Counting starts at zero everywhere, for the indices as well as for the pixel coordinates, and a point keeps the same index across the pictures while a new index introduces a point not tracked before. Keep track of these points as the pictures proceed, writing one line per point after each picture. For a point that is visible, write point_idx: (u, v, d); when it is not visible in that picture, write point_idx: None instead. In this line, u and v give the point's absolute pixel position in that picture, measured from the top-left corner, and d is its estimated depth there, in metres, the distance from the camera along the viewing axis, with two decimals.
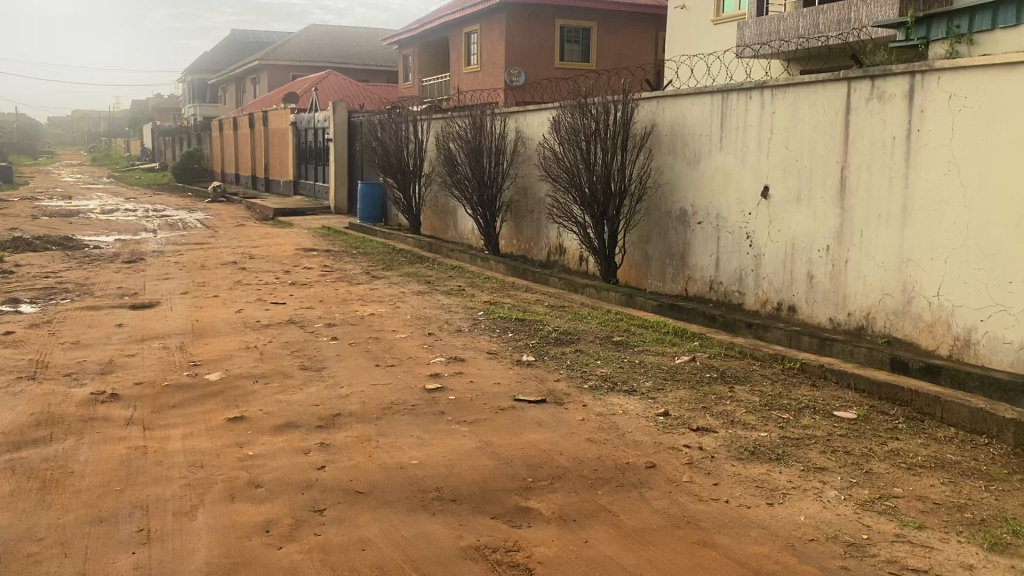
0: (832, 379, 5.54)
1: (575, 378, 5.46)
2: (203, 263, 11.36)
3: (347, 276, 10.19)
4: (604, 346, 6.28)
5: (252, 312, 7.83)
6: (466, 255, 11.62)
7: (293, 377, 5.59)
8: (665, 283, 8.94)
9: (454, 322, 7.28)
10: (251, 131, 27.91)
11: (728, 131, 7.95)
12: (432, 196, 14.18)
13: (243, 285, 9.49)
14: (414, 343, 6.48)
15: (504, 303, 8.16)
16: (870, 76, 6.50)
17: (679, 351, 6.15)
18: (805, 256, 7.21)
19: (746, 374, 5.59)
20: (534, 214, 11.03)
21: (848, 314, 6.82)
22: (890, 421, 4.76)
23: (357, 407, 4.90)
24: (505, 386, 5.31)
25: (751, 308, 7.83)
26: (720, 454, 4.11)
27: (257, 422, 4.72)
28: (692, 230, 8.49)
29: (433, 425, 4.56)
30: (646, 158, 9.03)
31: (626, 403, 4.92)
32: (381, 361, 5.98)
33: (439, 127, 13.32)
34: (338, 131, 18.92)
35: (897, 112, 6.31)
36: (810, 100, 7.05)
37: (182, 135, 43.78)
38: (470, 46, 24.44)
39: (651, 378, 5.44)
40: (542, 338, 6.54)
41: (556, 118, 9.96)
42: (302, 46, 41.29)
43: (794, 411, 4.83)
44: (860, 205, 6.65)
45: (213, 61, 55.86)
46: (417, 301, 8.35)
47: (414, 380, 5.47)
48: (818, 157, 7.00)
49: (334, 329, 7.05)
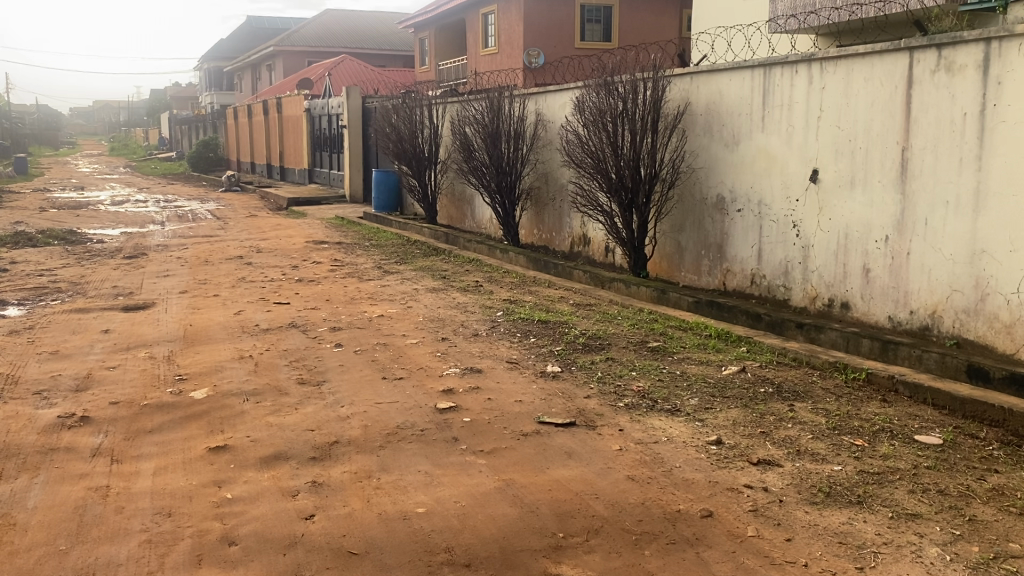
0: (906, 394, 4.80)
1: (608, 395, 4.76)
2: (207, 258, 10.76)
3: (358, 271, 9.57)
4: (640, 354, 5.57)
5: (252, 314, 7.20)
6: (484, 246, 10.94)
7: (287, 394, 4.93)
8: (701, 277, 8.22)
9: (471, 324, 6.59)
10: (265, 119, 27.33)
11: (770, 110, 7.20)
12: (448, 184, 13.49)
13: (246, 283, 8.86)
14: (426, 350, 5.82)
15: (525, 302, 7.47)
16: (936, 45, 5.74)
17: (725, 360, 5.44)
18: (859, 247, 6.46)
19: (805, 387, 4.88)
20: (556, 202, 10.31)
21: (910, 312, 6.08)
22: (983, 448, 4.03)
23: (357, 433, 4.24)
24: (529, 404, 4.62)
25: (799, 304, 7.09)
26: (789, 497, 3.41)
27: (243, 453, 4.06)
28: (730, 219, 7.75)
29: (444, 457, 3.89)
30: (679, 140, 8.28)
31: (670, 427, 4.23)
32: (388, 373, 5.31)
33: (455, 111, 12.62)
34: (352, 117, 18.23)
35: (969, 85, 5.54)
36: (865, 73, 6.28)
37: (199, 123, 43.31)
38: (487, 28, 23.67)
39: (696, 394, 4.73)
40: (568, 343, 5.85)
41: (580, 98, 9.24)
42: (317, 31, 40.68)
43: (867, 436, 4.11)
44: (925, 190, 5.89)
45: (229, 49, 55.42)
46: (431, 300, 7.67)
47: (425, 397, 4.79)
48: (875, 136, 6.24)
49: (339, 333, 6.38)
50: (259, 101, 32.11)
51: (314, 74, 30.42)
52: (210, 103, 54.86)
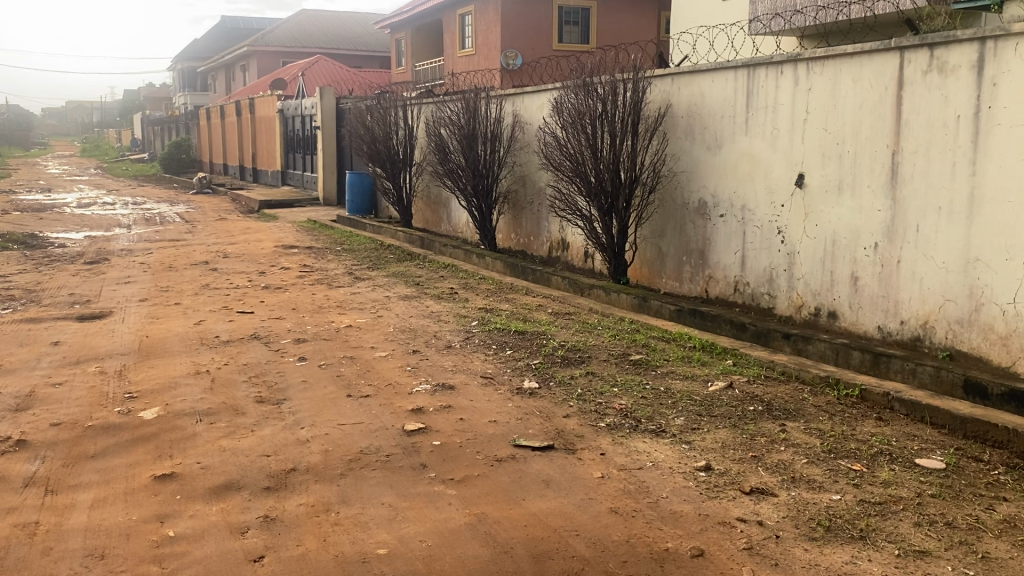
0: (902, 412, 4.55)
1: (589, 414, 4.46)
2: (172, 263, 10.37)
3: (328, 277, 9.22)
4: (622, 368, 5.27)
5: (214, 324, 6.83)
6: (460, 251, 10.60)
7: (244, 415, 4.59)
8: (683, 284, 7.94)
9: (444, 335, 6.26)
10: (238, 119, 26.82)
11: (754, 112, 6.95)
12: (423, 186, 13.13)
13: (210, 291, 8.48)
14: (395, 364, 5.50)
15: (501, 311, 7.15)
16: (928, 44, 5.50)
17: (711, 374, 5.16)
18: (847, 254, 6.21)
19: (797, 405, 4.61)
20: (534, 206, 10.01)
21: (900, 323, 5.83)
22: (988, 472, 3.77)
23: (317, 460, 3.92)
24: (504, 425, 4.31)
25: (784, 313, 6.83)
26: (786, 532, 3.13)
27: (191, 482, 3.73)
28: (713, 224, 7.49)
29: (410, 488, 3.58)
30: (660, 143, 8.01)
31: (655, 451, 3.93)
32: (354, 390, 4.98)
33: (429, 111, 12.31)
34: (325, 118, 17.82)
35: (963, 86, 5.30)
36: (853, 73, 6.04)
37: (172, 125, 42.57)
38: (464, 29, 23.35)
39: (682, 413, 4.44)
40: (546, 356, 5.54)
41: (558, 99, 8.95)
42: (292, 31, 40.18)
43: (866, 460, 3.84)
44: (916, 196, 5.65)
45: (203, 49, 54.73)
46: (403, 308, 7.33)
47: (392, 417, 4.47)
48: (864, 139, 5.99)
49: (303, 346, 6.04)
50: (233, 102, 31.56)
51: (287, 74, 29.95)
52: (183, 104, 54.01)
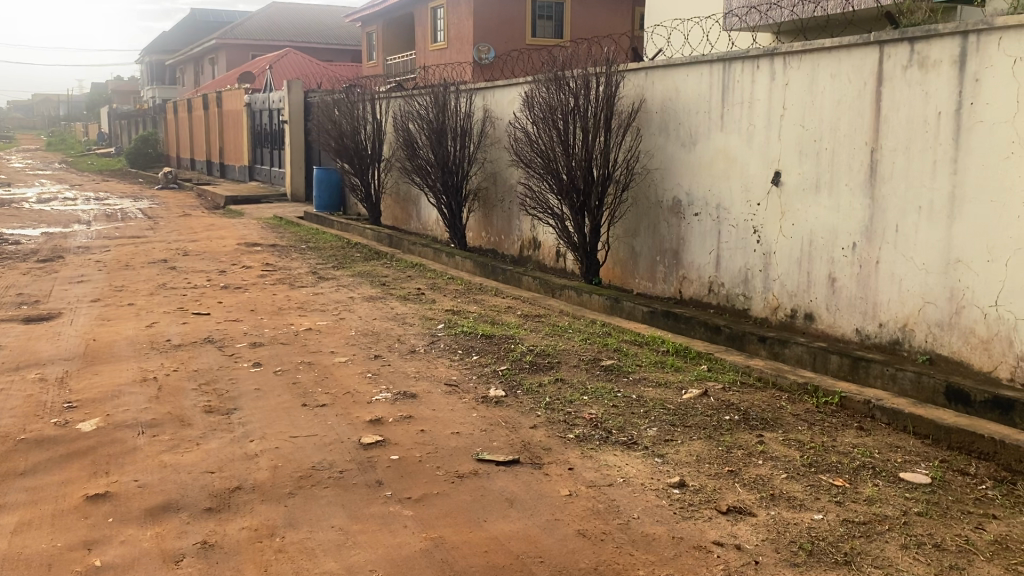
0: (884, 421, 4.36)
1: (557, 425, 4.22)
2: (129, 262, 9.99)
3: (290, 276, 8.92)
4: (593, 374, 5.04)
5: (167, 327, 6.52)
6: (429, 249, 10.32)
7: (190, 426, 4.31)
8: (656, 284, 7.73)
9: (408, 339, 5.99)
10: (205, 114, 26.31)
11: (730, 108, 6.74)
12: (393, 183, 12.83)
13: (166, 291, 8.14)
14: (355, 370, 5.23)
15: (469, 313, 6.89)
16: (909, 38, 5.32)
17: (685, 381, 4.94)
18: (824, 254, 6.02)
19: (775, 414, 4.40)
20: (504, 203, 9.75)
21: (879, 325, 5.66)
22: (976, 487, 3.58)
23: (264, 478, 3.65)
24: (467, 437, 4.06)
25: (759, 315, 6.64)
26: (767, 557, 2.91)
27: (126, 503, 3.44)
28: (687, 223, 7.28)
29: (363, 508, 3.33)
30: (633, 140, 7.78)
31: (626, 465, 3.70)
32: (309, 399, 4.71)
33: (398, 105, 12.01)
34: (293, 113, 17.45)
35: (944, 82, 5.12)
36: (831, 68, 5.85)
37: (139, 118, 41.81)
38: (436, 22, 23.02)
39: (655, 423, 4.22)
40: (514, 362, 5.29)
41: (529, 94, 8.71)
42: (262, 24, 39.58)
43: (848, 475, 3.64)
44: (896, 195, 5.46)
45: (171, 42, 53.85)
46: (366, 310, 7.05)
47: (349, 428, 4.20)
48: (842, 136, 5.80)
49: (258, 350, 5.75)
50: (200, 95, 31.00)
51: (256, 67, 29.46)
52: (151, 97, 53.09)
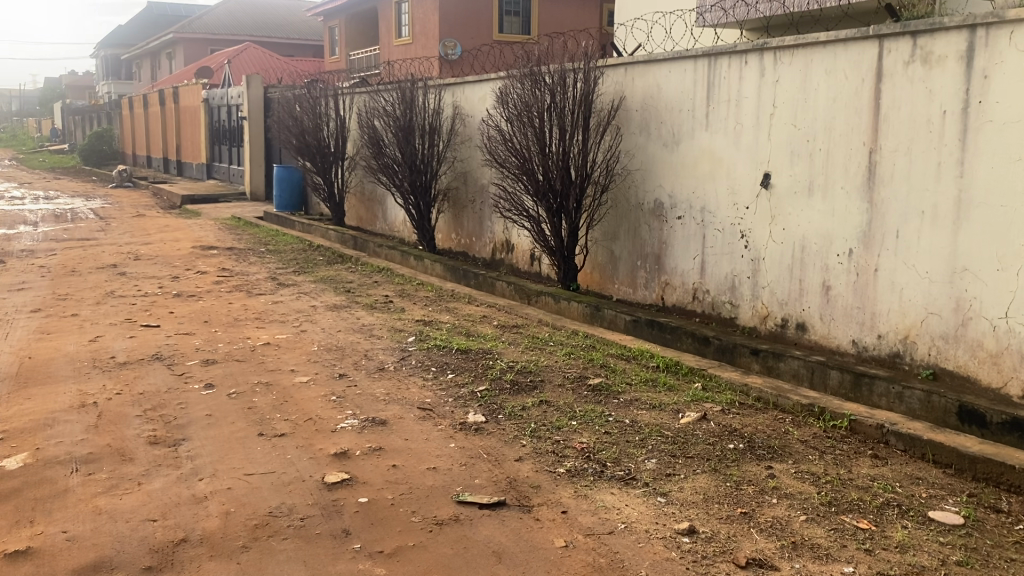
0: (899, 448, 3.99)
1: (546, 457, 3.79)
2: (75, 267, 9.38)
3: (248, 283, 8.39)
4: (580, 395, 4.61)
5: (112, 341, 5.98)
6: (396, 252, 9.84)
7: (130, 462, 3.81)
8: (637, 291, 7.33)
9: (376, 355, 5.53)
10: (162, 109, 25.48)
11: (716, 106, 6.36)
12: (357, 182, 12.32)
13: (113, 299, 7.57)
14: (318, 392, 4.76)
15: (442, 323, 6.43)
16: (911, 32, 4.95)
17: (680, 402, 4.53)
18: (818, 261, 5.64)
19: (781, 441, 4.02)
20: (475, 204, 9.31)
21: (877, 337, 5.28)
22: (1013, 528, 3.21)
23: (214, 526, 3.18)
24: (445, 474, 3.62)
25: (747, 323, 6.24)
26: None
27: (51, 563, 2.94)
28: (670, 227, 6.89)
29: (329, 566, 2.88)
30: (613, 138, 7.37)
31: (626, 507, 3.29)
32: (267, 428, 4.24)
33: (363, 101, 11.50)
34: (253, 109, 16.82)
35: (950, 79, 4.75)
36: (826, 63, 5.48)
37: (93, 115, 40.64)
38: (401, 17, 22.48)
39: (653, 454, 3.81)
40: (494, 381, 4.85)
41: (503, 90, 8.29)
42: (221, 18, 38.66)
43: (873, 516, 3.26)
44: (896, 199, 5.09)
45: (126, 36, 52.55)
46: (330, 321, 6.56)
47: (311, 464, 3.74)
48: (838, 136, 5.42)
49: (211, 369, 5.25)
50: (158, 90, 30.08)
51: (213, 62, 28.67)
52: (106, 92, 51.69)
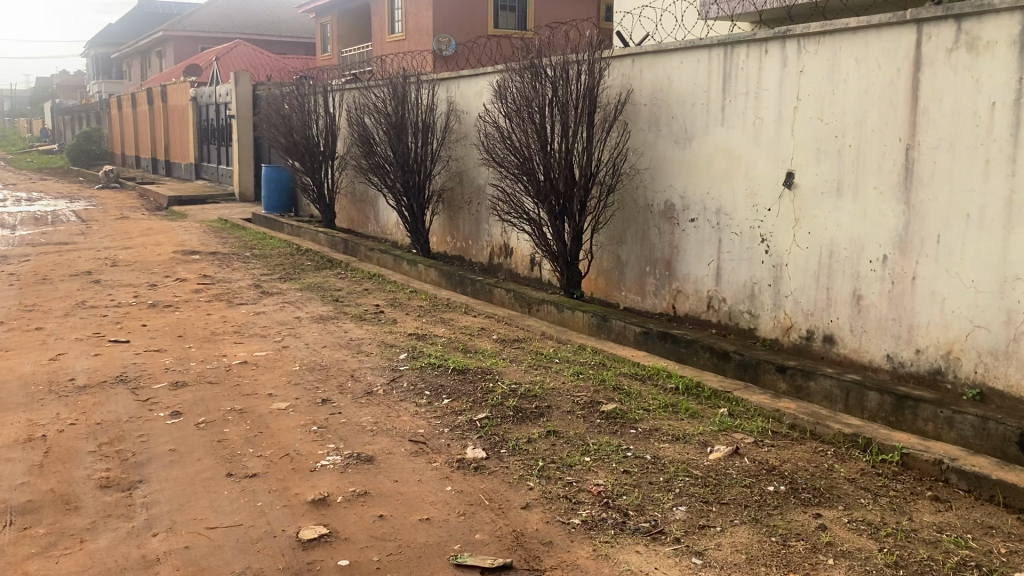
0: (961, 487, 3.48)
1: (558, 503, 3.27)
2: (47, 274, 8.84)
3: (230, 291, 7.86)
4: (593, 425, 4.08)
5: (75, 360, 5.44)
6: (388, 256, 9.30)
7: (75, 513, 3.27)
8: (645, 298, 6.80)
9: (363, 375, 5.00)
10: (150, 108, 24.88)
11: (732, 99, 5.83)
12: (348, 183, 11.78)
13: (83, 311, 7.03)
14: (297, 422, 4.22)
15: (436, 337, 5.90)
16: (955, 15, 4.41)
17: (705, 433, 4.01)
18: (848, 268, 5.10)
19: (827, 480, 3.50)
20: (472, 205, 8.78)
21: (916, 352, 4.74)
22: None
23: None
24: (440, 527, 3.10)
25: (768, 335, 5.72)
26: None
27: None
28: (682, 230, 6.36)
29: None
30: (619, 135, 6.85)
31: (656, 571, 2.78)
32: (237, 466, 3.70)
33: (353, 97, 10.96)
34: (241, 107, 16.26)
35: (1000, 66, 4.22)
36: (857, 52, 4.94)
37: (84, 115, 40.08)
38: (394, 13, 21.92)
39: (682, 499, 3.29)
40: (494, 407, 4.32)
41: (500, 83, 7.76)
42: (212, 16, 38.09)
43: None
44: (938, 200, 4.55)
45: (118, 35, 51.96)
46: (315, 335, 6.03)
47: (284, 515, 3.21)
48: (870, 131, 4.89)
49: (180, 393, 4.71)
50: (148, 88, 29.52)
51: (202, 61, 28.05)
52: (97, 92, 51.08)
